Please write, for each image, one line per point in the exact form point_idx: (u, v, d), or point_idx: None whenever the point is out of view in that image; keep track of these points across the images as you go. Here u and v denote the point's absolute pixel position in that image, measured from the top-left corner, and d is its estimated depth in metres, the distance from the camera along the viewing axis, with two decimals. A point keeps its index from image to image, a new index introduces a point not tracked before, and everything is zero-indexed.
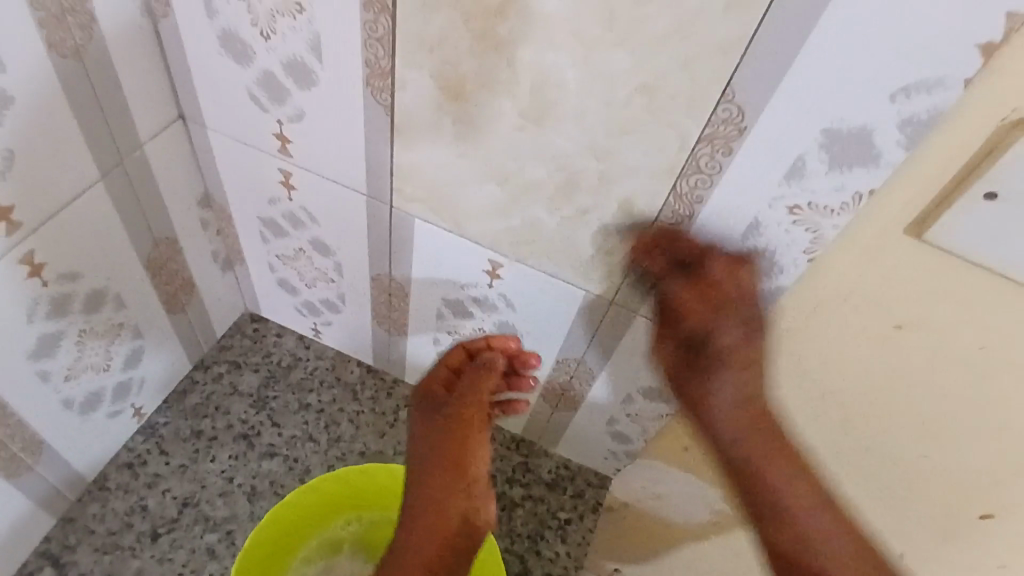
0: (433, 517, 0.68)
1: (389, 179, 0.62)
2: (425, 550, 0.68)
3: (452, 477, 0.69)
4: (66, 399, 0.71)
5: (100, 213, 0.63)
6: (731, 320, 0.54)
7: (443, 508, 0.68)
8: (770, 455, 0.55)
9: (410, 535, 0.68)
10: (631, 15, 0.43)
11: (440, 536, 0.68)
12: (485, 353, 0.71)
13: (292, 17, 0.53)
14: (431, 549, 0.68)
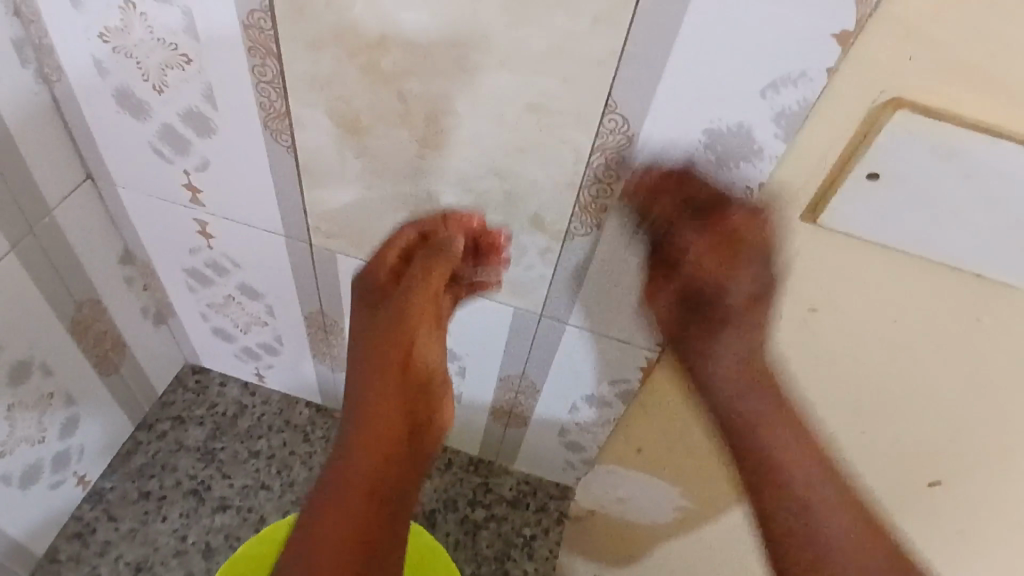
0: (352, 469, 0.59)
1: (304, 218, 0.62)
2: (343, 505, 0.57)
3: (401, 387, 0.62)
4: (4, 474, 0.69)
5: (13, 283, 0.62)
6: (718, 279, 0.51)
7: (367, 459, 0.59)
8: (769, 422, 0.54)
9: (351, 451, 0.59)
10: (505, 39, 0.44)
11: (361, 491, 0.58)
12: (442, 233, 0.58)
13: (182, 69, 0.53)
14: (373, 469, 0.59)
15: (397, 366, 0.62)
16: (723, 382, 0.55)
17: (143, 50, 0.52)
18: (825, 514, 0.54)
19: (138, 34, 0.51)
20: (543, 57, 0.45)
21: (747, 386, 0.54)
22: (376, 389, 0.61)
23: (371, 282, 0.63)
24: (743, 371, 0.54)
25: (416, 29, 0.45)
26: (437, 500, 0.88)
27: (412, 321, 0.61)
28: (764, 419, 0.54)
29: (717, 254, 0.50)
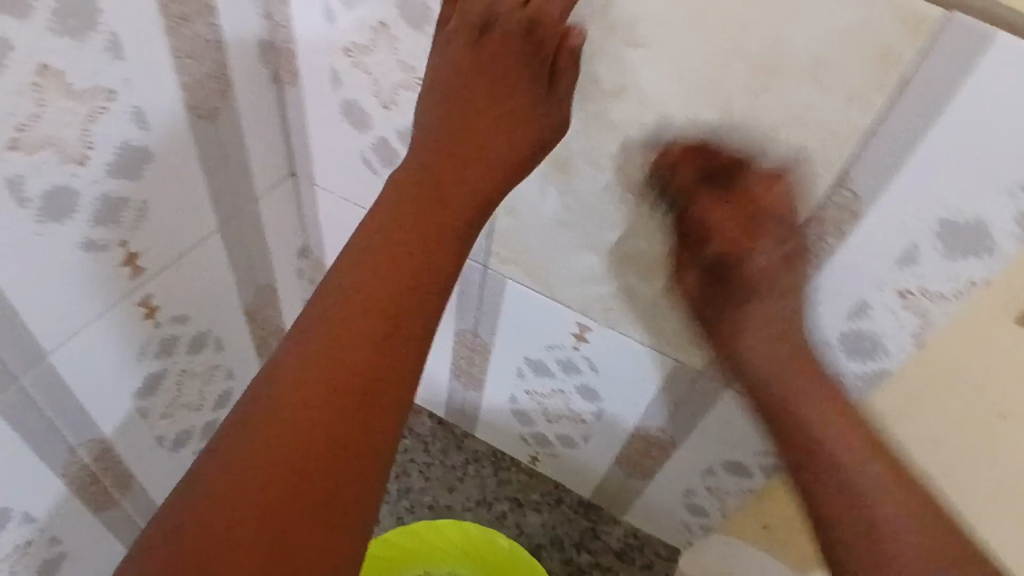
0: (337, 326, 0.44)
1: (487, 242, 0.65)
2: (309, 388, 0.42)
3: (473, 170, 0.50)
4: (160, 436, 0.72)
5: (214, 259, 0.66)
6: (767, 231, 0.50)
7: (345, 325, 0.44)
8: (823, 427, 0.54)
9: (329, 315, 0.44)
10: (744, 104, 0.45)
11: (340, 373, 0.43)
12: None
13: (413, 91, 0.56)
14: (360, 340, 0.44)
15: (444, 201, 0.49)
16: (759, 388, 0.56)
17: (381, 69, 0.56)
18: (903, 522, 0.50)
19: (381, 55, 0.55)
20: (785, 126, 0.45)
21: (791, 367, 0.55)
22: (409, 221, 0.47)
23: (455, 44, 0.49)
24: (769, 358, 0.55)
25: (656, 87, 0.46)
26: (544, 535, 0.88)
27: (481, 140, 0.50)
28: (803, 396, 0.55)
29: (739, 221, 0.51)
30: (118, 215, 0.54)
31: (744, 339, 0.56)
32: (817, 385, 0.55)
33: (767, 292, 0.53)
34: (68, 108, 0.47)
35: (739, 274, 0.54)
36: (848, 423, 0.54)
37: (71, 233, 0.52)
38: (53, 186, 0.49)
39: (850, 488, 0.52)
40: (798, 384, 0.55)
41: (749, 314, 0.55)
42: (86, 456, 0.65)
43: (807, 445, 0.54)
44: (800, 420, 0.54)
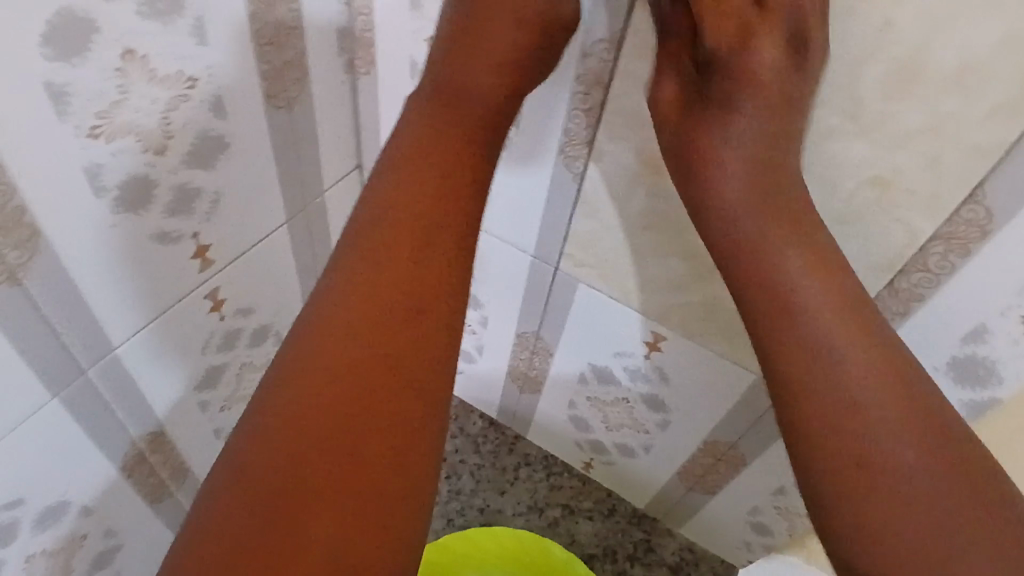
0: (340, 342, 0.41)
1: (562, 244, 0.62)
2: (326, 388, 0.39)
3: (485, 77, 0.47)
4: (217, 427, 0.71)
5: (280, 251, 0.65)
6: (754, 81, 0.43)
7: (377, 277, 0.42)
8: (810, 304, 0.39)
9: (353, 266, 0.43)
10: (875, 110, 0.42)
11: (353, 379, 0.39)
12: None
13: None
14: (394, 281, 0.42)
15: (444, 182, 0.45)
16: (728, 235, 0.43)
17: None
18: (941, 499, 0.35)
19: None
20: (918, 133, 0.42)
21: (763, 219, 0.42)
22: (409, 210, 0.44)
23: None
24: (743, 203, 0.43)
25: None
26: (597, 545, 0.85)
27: (474, 75, 0.47)
28: (743, 234, 0.43)
29: (730, 31, 0.43)
30: (191, 206, 0.53)
31: (726, 174, 0.44)
32: (797, 220, 0.42)
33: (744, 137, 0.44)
34: (151, 93, 0.45)
35: (721, 113, 0.44)
36: (822, 279, 0.40)
37: (145, 224, 0.50)
38: (131, 175, 0.47)
39: (861, 410, 0.37)
40: (788, 270, 0.40)
41: (731, 114, 0.44)
42: (145, 448, 0.63)
43: (771, 284, 0.40)
44: (781, 273, 0.40)
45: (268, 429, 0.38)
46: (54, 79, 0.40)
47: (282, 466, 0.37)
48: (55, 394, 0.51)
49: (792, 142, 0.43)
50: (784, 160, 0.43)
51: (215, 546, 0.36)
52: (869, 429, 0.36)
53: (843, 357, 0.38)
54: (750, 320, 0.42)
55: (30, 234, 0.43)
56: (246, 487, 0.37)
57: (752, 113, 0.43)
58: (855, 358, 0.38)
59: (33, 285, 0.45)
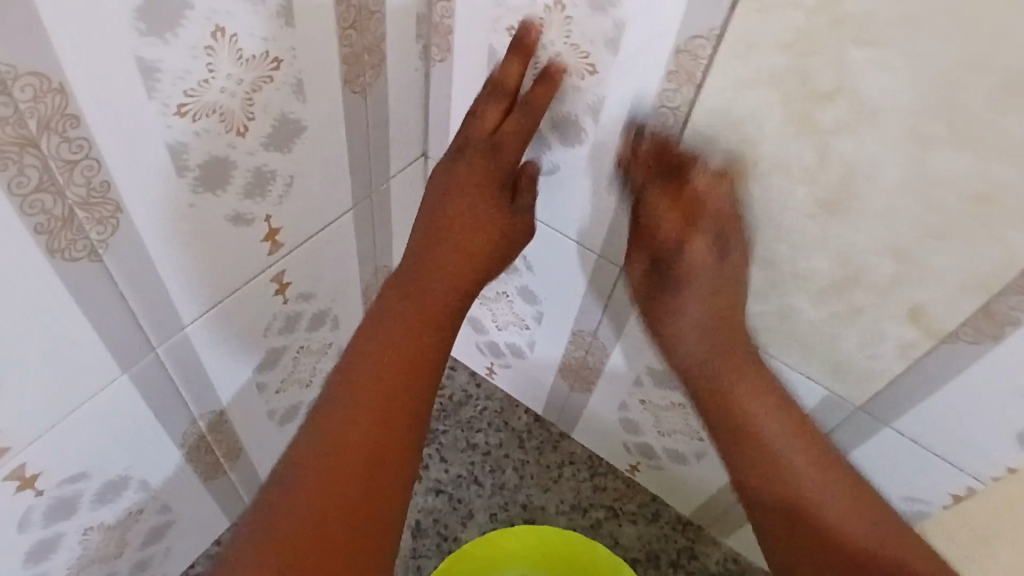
0: (359, 379, 0.53)
1: (630, 243, 0.60)
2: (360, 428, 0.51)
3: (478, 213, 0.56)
4: (271, 410, 0.71)
5: (344, 236, 0.64)
6: (703, 230, 0.52)
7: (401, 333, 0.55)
8: (789, 441, 0.52)
9: (380, 335, 0.55)
10: (986, 122, 0.39)
11: (379, 425, 0.52)
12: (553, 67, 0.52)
13: (580, 77, 0.52)
14: (410, 348, 0.55)
15: (431, 266, 0.57)
16: (703, 398, 0.56)
17: (547, 52, 0.53)
18: (864, 529, 0.50)
19: (550, 36, 0.52)
20: None
21: (728, 365, 0.55)
22: (409, 296, 0.56)
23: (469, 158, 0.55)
24: (704, 339, 0.55)
25: (882, 93, 0.41)
26: (640, 549, 0.84)
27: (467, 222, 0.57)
28: (709, 366, 0.55)
29: (678, 215, 0.52)
30: (266, 189, 0.52)
31: (677, 321, 0.56)
32: (750, 380, 0.54)
33: (703, 275, 0.54)
34: (235, 74, 0.44)
35: (678, 265, 0.54)
36: (806, 445, 0.52)
37: (221, 205, 0.50)
38: (211, 155, 0.47)
39: (780, 462, 0.52)
40: (768, 433, 0.53)
41: (687, 292, 0.54)
42: (204, 427, 0.63)
43: (757, 445, 0.53)
44: (757, 431, 0.53)
45: (314, 469, 0.49)
46: (145, 54, 0.39)
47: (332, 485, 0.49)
48: (125, 369, 0.51)
49: (738, 326, 0.55)
50: (732, 317, 0.55)
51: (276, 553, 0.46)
52: (802, 487, 0.51)
53: (807, 484, 0.51)
54: (734, 472, 0.54)
55: (113, 209, 0.43)
56: (301, 516, 0.47)
57: (698, 289, 0.54)
58: (795, 452, 0.52)
59: (112, 261, 0.45)
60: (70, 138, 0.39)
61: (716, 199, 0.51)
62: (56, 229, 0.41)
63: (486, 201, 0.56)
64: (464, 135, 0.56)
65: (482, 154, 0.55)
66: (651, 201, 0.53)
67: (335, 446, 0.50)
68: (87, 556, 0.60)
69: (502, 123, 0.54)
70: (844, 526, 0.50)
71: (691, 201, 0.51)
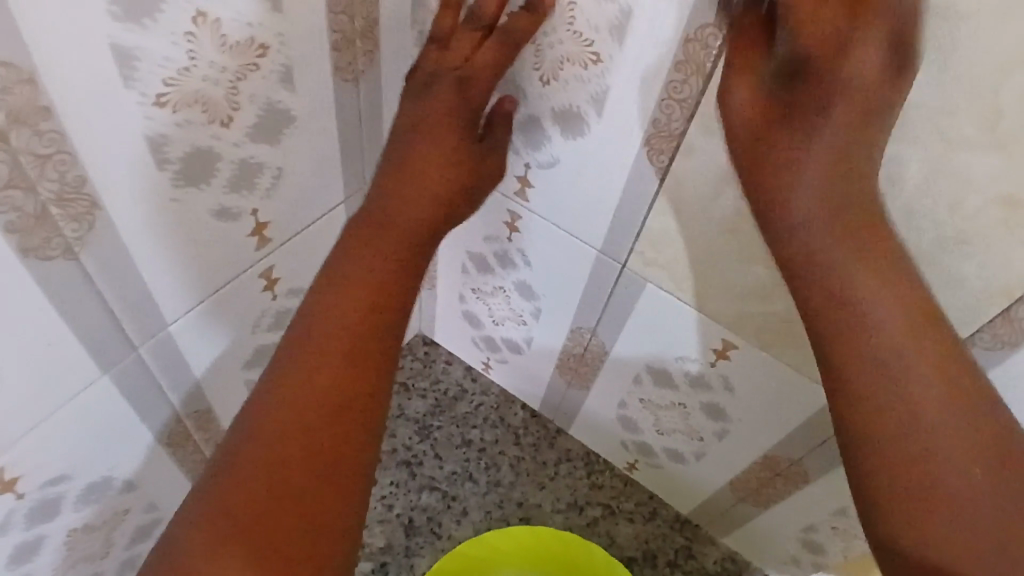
0: (316, 343, 0.48)
1: (632, 240, 0.58)
2: (306, 414, 0.47)
3: (432, 172, 0.53)
4: None
5: (335, 230, 0.62)
6: (841, 107, 0.40)
7: (340, 312, 0.49)
8: (914, 358, 0.40)
9: (321, 318, 0.49)
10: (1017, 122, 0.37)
11: (322, 408, 0.47)
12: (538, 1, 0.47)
13: (583, 67, 0.50)
14: (356, 330, 0.49)
15: (394, 225, 0.52)
16: (794, 274, 0.43)
17: (549, 40, 0.50)
18: (991, 506, 0.38)
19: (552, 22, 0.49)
20: None
21: (847, 235, 0.41)
22: (369, 250, 0.51)
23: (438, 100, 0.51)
24: (818, 215, 0.42)
25: (904, 90, 0.39)
26: (637, 549, 0.83)
27: (425, 180, 0.53)
28: (811, 241, 0.42)
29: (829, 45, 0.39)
30: (253, 182, 0.50)
31: (797, 180, 0.42)
32: (884, 273, 0.41)
33: (819, 152, 0.41)
34: (219, 62, 0.42)
35: (823, 66, 0.40)
36: (941, 363, 0.40)
37: (205, 199, 0.47)
38: (195, 148, 0.44)
39: (922, 430, 0.39)
40: (874, 313, 0.41)
41: (807, 142, 0.42)
42: (190, 426, 0.61)
43: (851, 340, 0.41)
44: (873, 338, 0.41)
45: (251, 458, 0.45)
46: (123, 41, 0.37)
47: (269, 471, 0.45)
48: (106, 370, 0.49)
49: (864, 197, 0.42)
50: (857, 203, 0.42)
51: (210, 535, 0.43)
52: (918, 412, 0.40)
53: (941, 431, 0.39)
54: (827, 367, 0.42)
55: (90, 206, 0.41)
56: (233, 505, 0.44)
57: (820, 149, 0.41)
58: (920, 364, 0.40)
59: (90, 260, 0.43)
60: (42, 131, 0.36)
61: (858, 75, 0.39)
62: (29, 227, 0.38)
63: (449, 151, 0.52)
64: (429, 70, 0.51)
65: (448, 91, 0.51)
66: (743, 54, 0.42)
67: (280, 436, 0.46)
68: (69, 559, 0.58)
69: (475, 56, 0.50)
70: (958, 488, 0.39)
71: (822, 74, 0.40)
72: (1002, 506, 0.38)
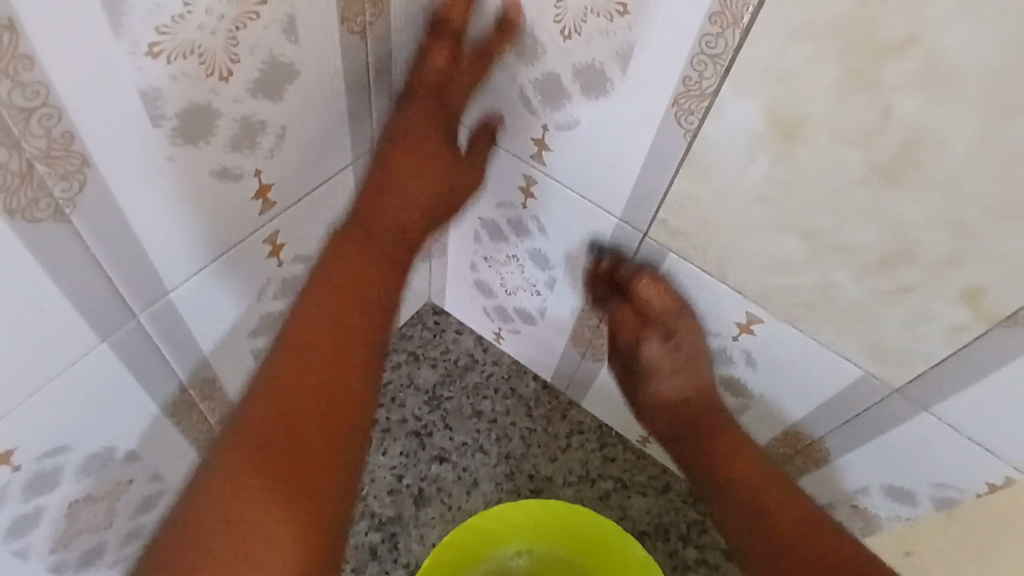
0: (307, 334, 0.56)
1: (654, 208, 0.55)
2: (286, 405, 0.54)
3: (402, 195, 0.58)
4: None
5: (343, 195, 0.59)
6: (655, 332, 0.62)
7: (322, 327, 0.56)
8: (722, 462, 0.64)
9: (304, 331, 0.56)
10: None
11: (306, 402, 0.54)
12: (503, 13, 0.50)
13: (608, 19, 0.46)
14: (325, 340, 0.56)
15: (377, 238, 0.59)
16: (672, 443, 0.68)
17: None
18: (778, 551, 0.60)
19: None
20: None
21: (683, 429, 0.66)
22: (334, 276, 0.57)
23: (416, 112, 0.56)
24: (671, 405, 0.66)
25: (961, 46, 0.35)
26: (649, 522, 0.81)
27: (395, 205, 0.58)
28: (679, 413, 0.66)
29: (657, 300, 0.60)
30: (255, 142, 0.47)
31: (658, 383, 0.65)
32: (722, 438, 0.65)
33: (680, 341, 0.62)
34: (216, 9, 0.39)
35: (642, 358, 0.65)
36: (734, 440, 0.65)
37: (204, 160, 0.45)
38: (191, 103, 0.41)
39: (745, 485, 0.63)
40: (714, 430, 0.65)
41: (656, 377, 0.65)
42: (194, 395, 0.59)
43: (701, 441, 0.65)
44: (723, 449, 0.64)
45: (244, 439, 0.52)
46: None
47: (259, 453, 0.52)
48: (104, 338, 0.47)
49: (706, 401, 0.65)
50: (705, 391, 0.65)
51: (213, 499, 0.51)
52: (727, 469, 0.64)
53: (744, 492, 0.63)
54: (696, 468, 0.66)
55: (80, 163, 0.38)
56: (244, 462, 0.52)
57: (672, 374, 0.64)
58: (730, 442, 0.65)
59: (82, 222, 0.40)
60: (24, 82, 0.33)
61: (654, 352, 0.63)
62: (13, 185, 0.36)
63: (438, 159, 0.57)
64: (411, 80, 0.55)
65: (431, 98, 0.55)
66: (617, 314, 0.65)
67: (267, 423, 0.53)
68: (71, 529, 0.57)
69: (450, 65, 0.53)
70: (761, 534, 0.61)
71: (642, 303, 0.61)
72: (798, 539, 0.59)
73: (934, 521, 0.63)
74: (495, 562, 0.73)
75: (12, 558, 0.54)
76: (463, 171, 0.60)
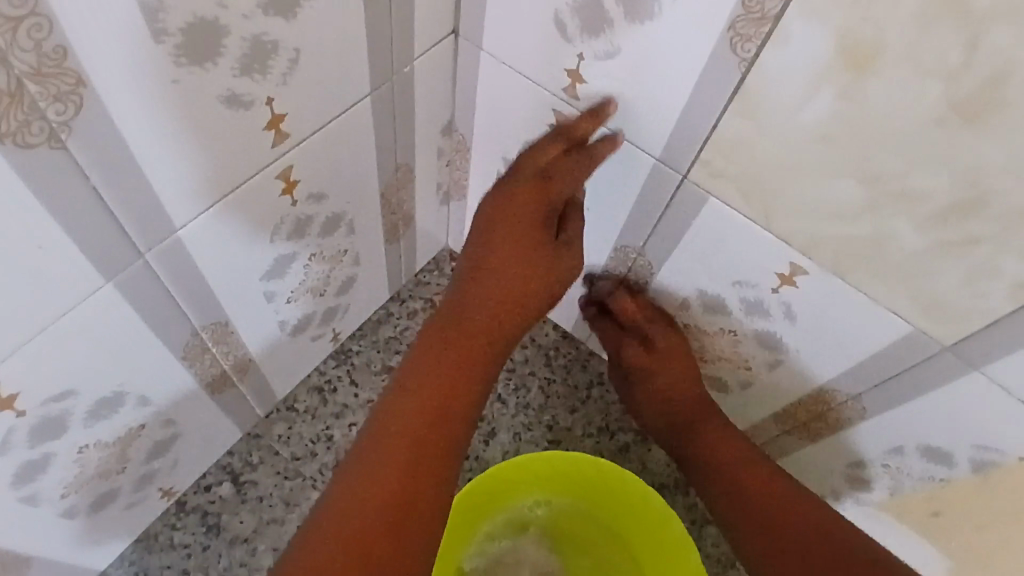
0: (425, 369, 0.52)
1: (698, 148, 0.51)
2: (422, 423, 0.49)
3: (506, 269, 0.55)
4: (282, 322, 0.65)
5: (362, 129, 0.55)
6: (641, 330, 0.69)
7: (435, 356, 0.53)
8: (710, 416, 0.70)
9: (422, 348, 0.54)
10: None
11: (437, 397, 0.51)
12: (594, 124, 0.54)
13: None
14: (455, 349, 0.54)
15: (502, 259, 0.55)
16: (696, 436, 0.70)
17: None
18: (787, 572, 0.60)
19: None
20: None
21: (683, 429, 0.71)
22: (480, 307, 0.55)
23: (519, 191, 0.55)
24: (681, 398, 0.70)
25: None
26: (669, 476, 0.80)
27: (500, 273, 0.55)
28: (694, 417, 0.70)
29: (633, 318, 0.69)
30: (266, 65, 0.43)
31: (658, 392, 0.70)
32: (727, 441, 0.69)
33: (662, 369, 0.69)
34: None
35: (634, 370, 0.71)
36: (751, 462, 0.67)
37: (212, 84, 0.41)
38: (195, 18, 0.37)
39: (763, 487, 0.64)
40: (712, 430, 0.70)
41: (652, 382, 0.70)
42: (206, 339, 0.57)
43: (694, 443, 0.70)
44: (699, 422, 0.70)
45: (376, 450, 0.48)
46: None
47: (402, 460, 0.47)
48: (109, 278, 0.44)
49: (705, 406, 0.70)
50: (704, 409, 0.70)
51: (341, 511, 0.45)
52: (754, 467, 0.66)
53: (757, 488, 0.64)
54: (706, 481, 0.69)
55: (76, 84, 0.35)
56: (365, 487, 0.46)
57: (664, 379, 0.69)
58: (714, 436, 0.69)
59: (80, 149, 0.37)
60: None
61: (626, 305, 0.69)
62: (1, 107, 0.32)
63: (526, 245, 0.55)
64: (522, 161, 0.57)
65: (532, 182, 0.55)
66: (616, 306, 0.70)
67: (384, 441, 0.48)
68: (82, 475, 0.56)
69: (558, 159, 0.55)
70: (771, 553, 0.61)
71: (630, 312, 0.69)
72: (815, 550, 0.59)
73: (967, 485, 0.61)
74: (514, 512, 0.73)
75: (22, 503, 0.53)
76: (557, 257, 0.57)
